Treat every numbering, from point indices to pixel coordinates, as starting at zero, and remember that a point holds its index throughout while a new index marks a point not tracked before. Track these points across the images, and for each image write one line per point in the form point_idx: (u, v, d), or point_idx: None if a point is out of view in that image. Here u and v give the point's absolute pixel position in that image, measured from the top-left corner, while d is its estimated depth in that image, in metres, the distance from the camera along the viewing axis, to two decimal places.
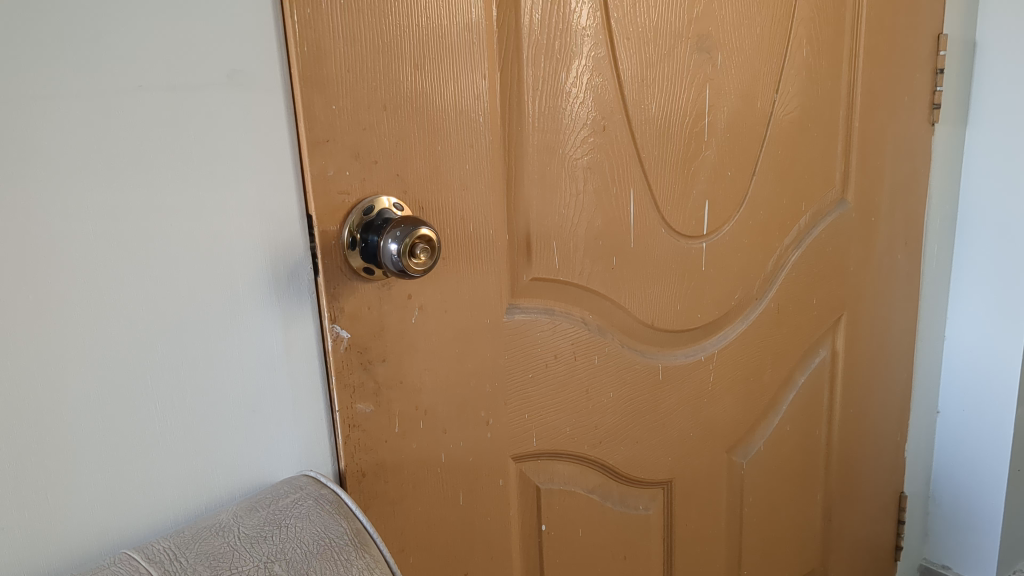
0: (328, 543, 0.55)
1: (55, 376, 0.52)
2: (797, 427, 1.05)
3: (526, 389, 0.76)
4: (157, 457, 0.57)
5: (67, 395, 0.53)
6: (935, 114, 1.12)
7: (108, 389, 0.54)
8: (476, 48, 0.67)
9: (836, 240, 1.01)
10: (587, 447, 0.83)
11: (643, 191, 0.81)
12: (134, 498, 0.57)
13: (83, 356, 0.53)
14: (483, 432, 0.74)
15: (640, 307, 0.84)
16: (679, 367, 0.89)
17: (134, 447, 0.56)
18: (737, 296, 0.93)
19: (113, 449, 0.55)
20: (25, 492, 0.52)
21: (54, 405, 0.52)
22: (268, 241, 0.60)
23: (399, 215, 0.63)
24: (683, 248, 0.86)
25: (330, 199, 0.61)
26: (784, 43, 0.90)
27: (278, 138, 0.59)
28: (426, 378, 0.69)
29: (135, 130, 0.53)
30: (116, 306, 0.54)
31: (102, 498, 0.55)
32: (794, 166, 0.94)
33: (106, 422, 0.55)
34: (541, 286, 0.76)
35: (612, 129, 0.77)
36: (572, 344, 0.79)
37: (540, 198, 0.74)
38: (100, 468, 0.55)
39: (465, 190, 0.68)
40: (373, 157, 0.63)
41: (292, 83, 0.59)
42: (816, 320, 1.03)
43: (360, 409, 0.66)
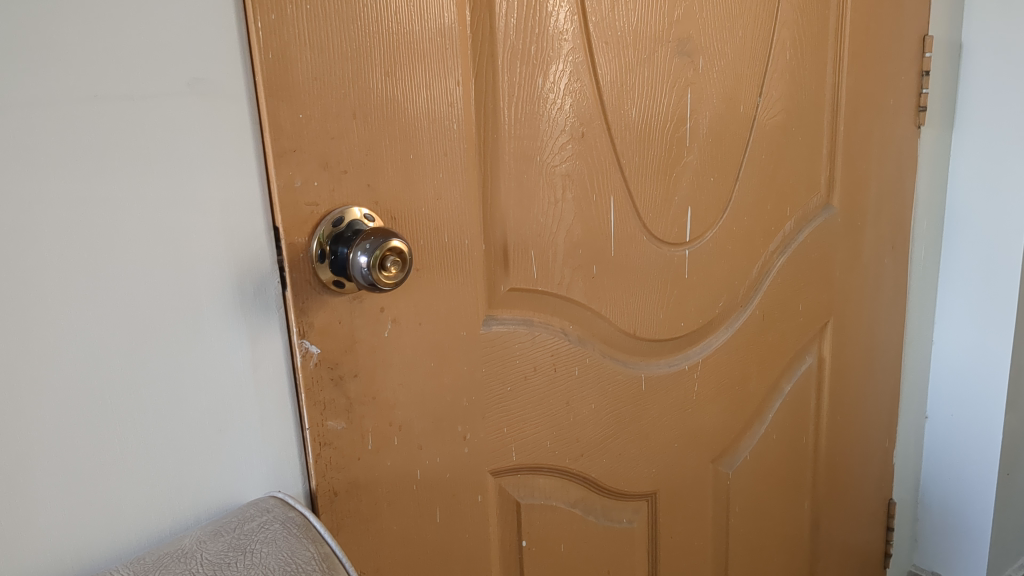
0: (295, 568, 0.53)
1: (8, 397, 0.50)
2: (784, 436, 1.03)
3: (504, 402, 0.74)
4: (117, 479, 0.55)
5: (22, 416, 0.51)
6: (921, 116, 1.11)
7: (65, 410, 0.52)
8: (449, 53, 0.65)
9: (821, 245, 1.00)
10: (569, 460, 0.81)
11: (624, 197, 0.79)
12: (94, 522, 0.55)
13: (37, 376, 0.51)
14: (461, 447, 0.72)
15: (622, 317, 0.82)
16: (662, 377, 0.87)
17: (92, 472, 0.54)
18: (721, 304, 0.91)
19: (71, 472, 0.53)
20: None
21: (7, 427, 0.50)
22: (232, 254, 0.58)
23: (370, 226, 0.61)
24: (666, 256, 0.84)
25: (298, 211, 0.59)
26: (767, 46, 0.88)
27: (243, 148, 0.57)
28: (400, 393, 0.67)
29: (90, 143, 0.51)
30: (72, 324, 0.52)
31: (59, 522, 0.53)
32: (779, 171, 0.92)
33: (63, 444, 0.53)
34: (519, 296, 0.74)
35: (592, 136, 0.75)
36: (552, 356, 0.77)
37: (518, 207, 0.72)
38: (58, 492, 0.53)
39: (440, 200, 0.66)
40: (344, 167, 0.61)
41: (256, 90, 0.57)
42: (802, 327, 1.01)
43: (331, 426, 0.64)
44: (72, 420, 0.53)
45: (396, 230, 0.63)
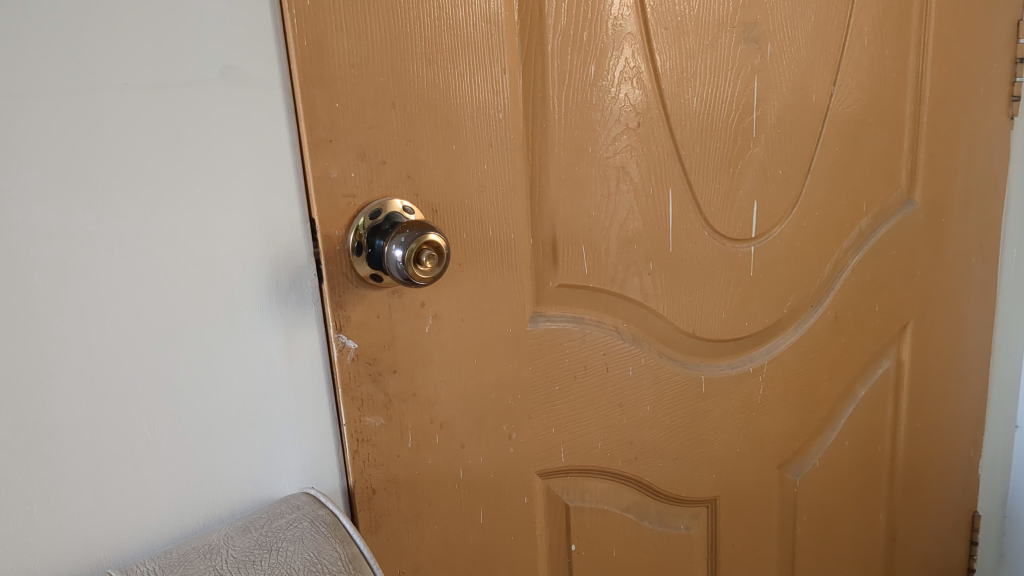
0: (320, 570, 0.52)
1: (38, 388, 0.50)
2: (857, 443, 0.98)
3: (552, 401, 0.72)
4: (151, 472, 0.55)
5: (52, 407, 0.51)
6: (1015, 106, 1.03)
7: (96, 402, 0.52)
8: (495, 41, 0.62)
9: (900, 243, 0.94)
10: (622, 463, 0.78)
11: (684, 191, 0.76)
12: (127, 515, 0.55)
13: (67, 367, 0.51)
14: (505, 447, 0.70)
15: (680, 316, 0.78)
16: (725, 380, 0.83)
17: (124, 465, 0.54)
18: (789, 304, 0.86)
19: (103, 463, 0.53)
20: (12, 507, 0.50)
21: (38, 417, 0.50)
22: (266, 247, 0.57)
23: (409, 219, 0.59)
24: (728, 252, 0.80)
25: (334, 202, 0.58)
26: (843, 32, 0.83)
27: (277, 138, 0.56)
28: (441, 391, 0.66)
29: (119, 133, 0.50)
30: (103, 315, 0.52)
31: (92, 514, 0.53)
32: (853, 164, 0.87)
33: (95, 435, 0.53)
34: (569, 293, 0.71)
35: (648, 126, 0.72)
36: (605, 355, 0.74)
37: (567, 200, 0.69)
38: (90, 484, 0.53)
39: (484, 193, 0.64)
40: (382, 157, 0.59)
41: (291, 79, 0.55)
42: (878, 329, 0.96)
43: (369, 422, 0.63)
44: (102, 413, 0.53)
45: (436, 223, 0.61)
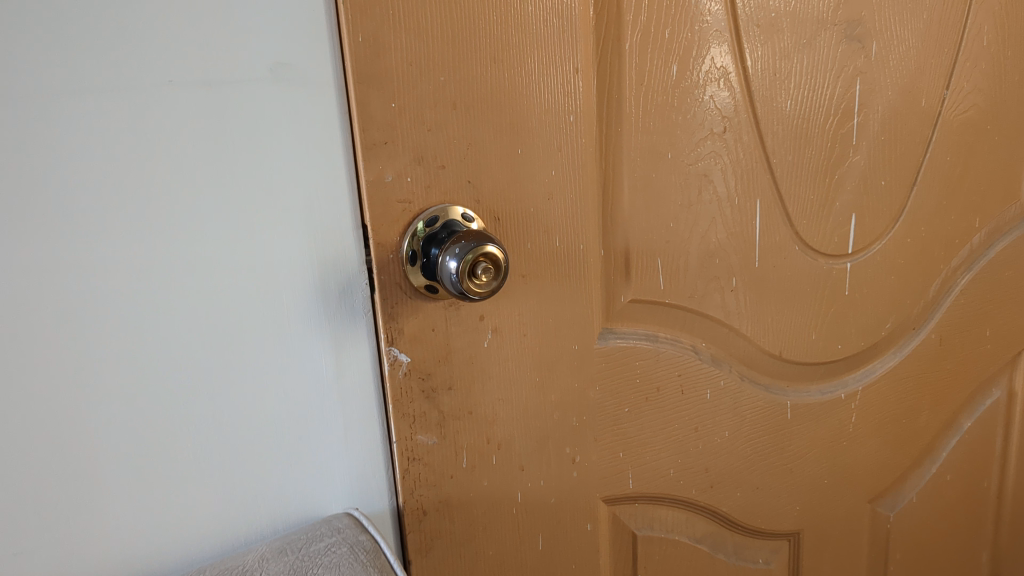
0: None
1: (78, 389, 0.50)
2: (960, 477, 0.90)
3: (620, 424, 0.67)
4: (190, 477, 0.55)
5: (91, 408, 0.51)
6: None
7: (135, 405, 0.52)
8: (568, 37, 0.57)
9: (1018, 261, 0.86)
10: (696, 492, 0.73)
11: (773, 202, 0.70)
12: (165, 518, 0.55)
13: (107, 370, 0.51)
14: (569, 471, 0.66)
15: (765, 336, 0.73)
16: (812, 406, 0.77)
17: (162, 470, 0.54)
18: (888, 326, 0.79)
19: (141, 466, 0.53)
20: (49, 501, 0.52)
21: (76, 418, 0.51)
22: (315, 254, 0.55)
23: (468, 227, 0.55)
24: (821, 269, 0.74)
25: (389, 208, 0.54)
26: (959, 30, 0.75)
27: (330, 140, 0.53)
28: (500, 409, 0.62)
29: (162, 138, 0.49)
30: (144, 319, 0.51)
31: (130, 515, 0.54)
32: (968, 175, 0.80)
33: (134, 438, 0.53)
34: (642, 309, 0.67)
35: (735, 131, 0.66)
36: (680, 376, 0.69)
37: (643, 209, 0.64)
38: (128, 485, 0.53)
39: (551, 200, 0.60)
40: (441, 160, 0.55)
41: (346, 76, 0.52)
42: (988, 355, 0.87)
43: (422, 440, 0.59)
44: (139, 416, 0.52)
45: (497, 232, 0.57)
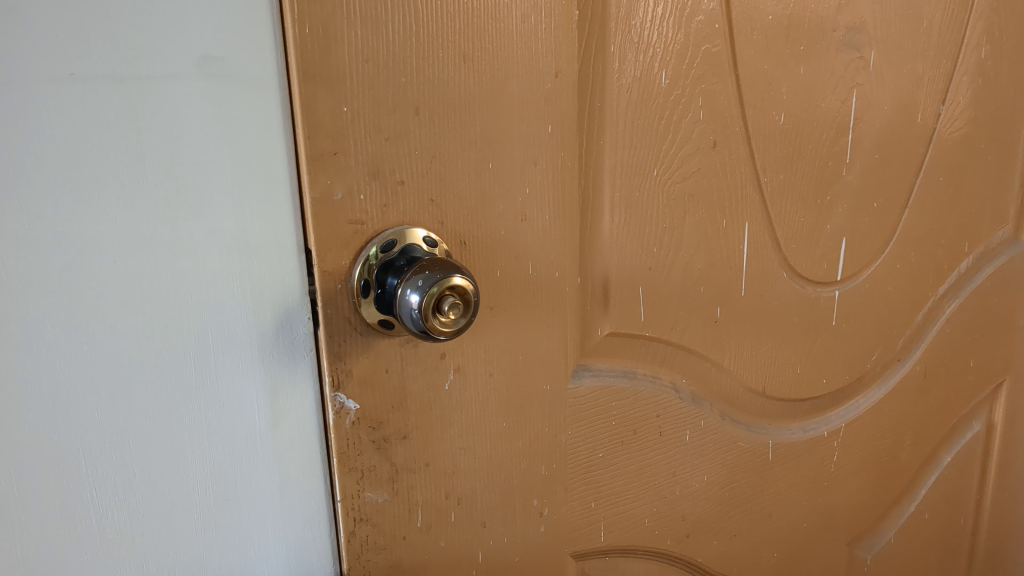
0: None
1: None
2: (937, 515, 0.85)
3: (592, 471, 0.60)
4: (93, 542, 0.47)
5: None
6: None
7: (26, 457, 0.44)
8: (548, 35, 0.50)
9: (1003, 288, 0.81)
10: (671, 542, 0.66)
11: (763, 224, 0.63)
12: None
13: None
14: (535, 525, 0.59)
15: (748, 371, 0.66)
16: (794, 446, 0.71)
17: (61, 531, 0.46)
18: (874, 359, 0.74)
19: (34, 526, 0.46)
20: None
21: None
22: (248, 286, 0.46)
23: (431, 254, 0.47)
24: (811, 298, 0.67)
25: (339, 231, 0.46)
26: (957, 41, 0.70)
27: (270, 152, 0.45)
28: (461, 459, 0.54)
29: (62, 151, 0.41)
30: (38, 356, 0.43)
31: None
32: (958, 197, 0.74)
33: (25, 494, 0.45)
34: (620, 343, 0.59)
35: (725, 145, 0.59)
36: (658, 417, 0.62)
37: (624, 233, 0.57)
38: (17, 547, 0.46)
39: (524, 223, 0.52)
40: (400, 175, 0.47)
41: (289, 75, 0.43)
42: (970, 386, 0.83)
43: (371, 498, 0.51)
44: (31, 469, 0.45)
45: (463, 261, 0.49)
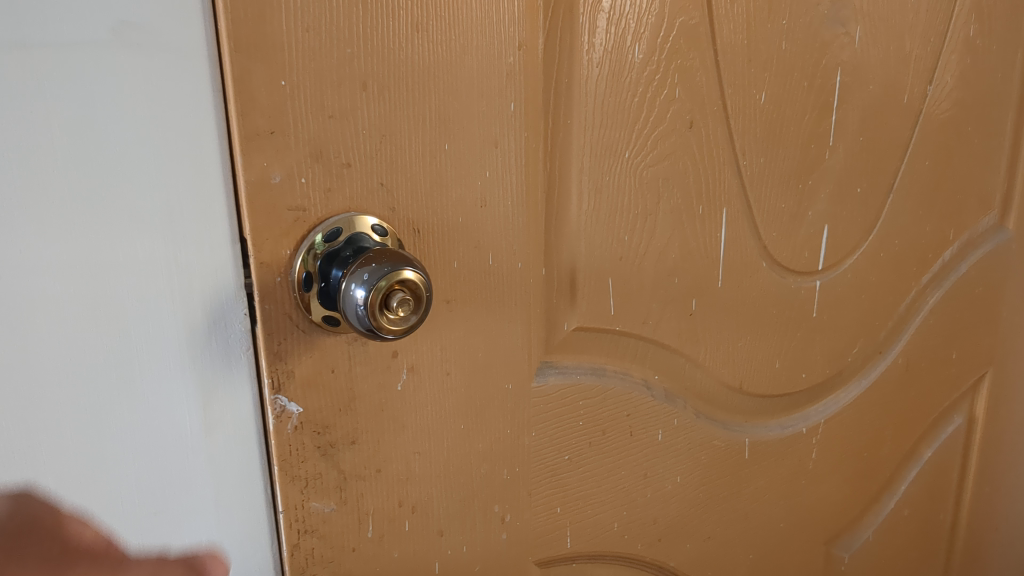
0: None
1: None
2: (916, 511, 0.82)
3: (558, 474, 0.57)
4: None
5: None
6: None
7: None
8: (510, 3, 0.45)
9: (988, 277, 0.78)
10: (641, 546, 0.63)
11: (741, 211, 0.59)
12: None
13: None
14: (496, 533, 0.55)
15: (724, 367, 0.63)
16: (771, 443, 0.68)
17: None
18: (855, 352, 0.70)
19: None
20: None
21: None
22: (180, 279, 0.41)
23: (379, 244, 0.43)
24: (791, 288, 0.64)
25: (277, 218, 0.41)
26: (946, 17, 0.66)
27: (201, 128, 0.39)
28: (415, 464, 0.50)
29: None
30: None
31: None
32: (944, 183, 0.71)
33: None
34: (588, 338, 0.56)
35: (702, 125, 0.55)
36: (628, 416, 0.58)
37: (594, 220, 0.53)
38: None
39: (484, 209, 0.48)
40: (346, 157, 0.43)
41: (219, 48, 0.38)
42: (952, 379, 0.80)
43: (316, 508, 0.47)
44: None
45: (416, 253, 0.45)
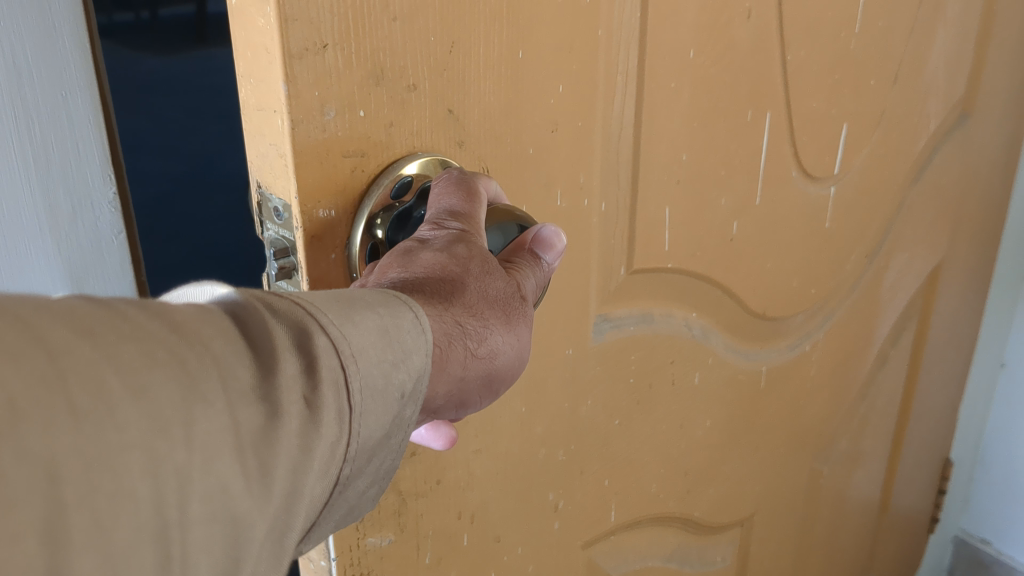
0: None
1: None
2: (876, 413, 0.81)
3: (610, 444, 0.48)
4: None
5: None
6: None
7: None
8: None
9: (952, 168, 0.75)
10: (672, 503, 0.56)
11: (783, 115, 0.50)
12: None
13: None
14: (550, 523, 0.46)
15: (752, 295, 0.55)
16: (782, 368, 0.61)
17: None
18: (852, 259, 0.65)
19: None
20: None
21: None
22: (52, 220, 0.50)
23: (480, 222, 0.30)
24: (811, 198, 0.57)
25: (332, 172, 0.29)
26: None
27: (86, 155, 0.49)
28: (477, 466, 0.40)
29: None
30: None
31: None
32: (933, 68, 0.66)
33: None
34: (644, 281, 0.46)
35: (761, 15, 0.45)
36: (672, 364, 0.50)
37: (659, 141, 0.42)
38: None
39: (555, 135, 0.37)
40: (412, 78, 0.30)
41: (100, 89, 0.49)
42: (913, 275, 0.77)
43: (373, 544, 0.36)
44: None
45: (539, 233, 0.32)
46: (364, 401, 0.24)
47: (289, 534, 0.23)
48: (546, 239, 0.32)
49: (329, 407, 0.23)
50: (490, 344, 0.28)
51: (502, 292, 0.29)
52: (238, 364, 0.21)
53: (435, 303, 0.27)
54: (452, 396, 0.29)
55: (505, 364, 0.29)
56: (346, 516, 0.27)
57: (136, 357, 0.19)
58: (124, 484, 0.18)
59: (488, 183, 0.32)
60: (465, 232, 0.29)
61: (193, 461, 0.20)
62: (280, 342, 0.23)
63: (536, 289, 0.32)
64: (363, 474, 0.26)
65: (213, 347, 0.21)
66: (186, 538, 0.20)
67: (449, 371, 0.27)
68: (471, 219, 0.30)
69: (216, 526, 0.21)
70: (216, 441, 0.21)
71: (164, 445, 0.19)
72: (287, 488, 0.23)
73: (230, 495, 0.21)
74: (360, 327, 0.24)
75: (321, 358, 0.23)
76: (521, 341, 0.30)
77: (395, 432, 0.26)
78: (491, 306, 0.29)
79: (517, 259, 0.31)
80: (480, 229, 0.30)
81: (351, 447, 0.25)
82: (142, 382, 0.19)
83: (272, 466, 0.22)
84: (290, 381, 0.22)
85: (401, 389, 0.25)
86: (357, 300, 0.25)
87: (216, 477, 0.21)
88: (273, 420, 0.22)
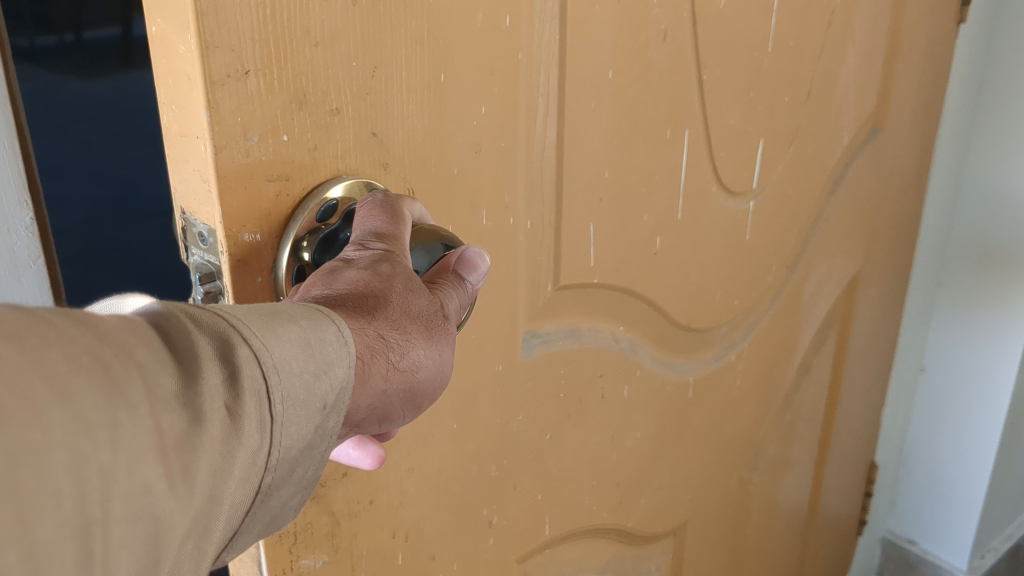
0: None
1: None
2: (801, 420, 0.83)
3: (541, 458, 0.48)
4: None
5: None
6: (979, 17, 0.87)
7: None
8: None
9: (865, 180, 0.77)
10: (606, 514, 0.57)
11: (700, 133, 0.52)
12: None
13: None
14: (484, 538, 0.46)
15: (677, 307, 0.56)
16: (709, 378, 0.63)
17: None
18: (772, 271, 0.67)
19: None
20: None
21: None
22: None
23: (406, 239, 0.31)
24: (731, 211, 0.58)
25: (257, 195, 0.30)
26: None
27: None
28: (410, 484, 0.40)
29: None
30: None
31: None
32: (843, 85, 0.68)
33: None
34: (570, 297, 0.47)
35: (676, 36, 0.47)
36: (601, 377, 0.51)
37: (581, 160, 0.43)
38: None
39: (479, 155, 0.37)
40: (335, 102, 0.31)
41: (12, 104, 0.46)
42: (832, 285, 0.79)
43: (306, 566, 0.36)
44: None
45: (463, 256, 0.32)
46: (286, 411, 0.25)
47: (210, 540, 0.23)
48: (470, 262, 0.32)
49: (250, 416, 0.24)
50: (412, 357, 0.29)
51: (425, 309, 0.29)
52: (162, 372, 0.22)
53: (356, 316, 0.27)
54: (373, 410, 0.29)
55: (427, 379, 0.30)
56: (266, 526, 0.27)
57: (61, 361, 0.19)
58: (47, 482, 0.19)
59: (412, 204, 0.33)
60: (388, 250, 0.30)
61: (117, 462, 0.20)
62: (201, 351, 0.23)
63: (460, 308, 0.32)
64: (285, 485, 0.26)
65: (138, 355, 0.21)
66: (108, 539, 0.20)
67: (370, 384, 0.28)
68: (395, 238, 0.30)
69: (140, 529, 0.21)
70: (140, 446, 0.21)
71: (88, 445, 0.19)
72: (209, 493, 0.23)
73: (153, 498, 0.21)
74: (283, 339, 0.25)
75: (244, 368, 0.24)
76: (444, 356, 0.30)
77: (318, 443, 0.26)
78: (414, 321, 0.29)
79: (441, 279, 0.32)
80: (404, 247, 0.30)
81: (272, 456, 0.25)
82: (69, 385, 0.19)
83: (195, 472, 0.22)
84: (212, 390, 0.23)
85: (323, 401, 0.26)
86: (280, 312, 0.25)
87: (139, 480, 0.21)
88: (195, 427, 0.22)
